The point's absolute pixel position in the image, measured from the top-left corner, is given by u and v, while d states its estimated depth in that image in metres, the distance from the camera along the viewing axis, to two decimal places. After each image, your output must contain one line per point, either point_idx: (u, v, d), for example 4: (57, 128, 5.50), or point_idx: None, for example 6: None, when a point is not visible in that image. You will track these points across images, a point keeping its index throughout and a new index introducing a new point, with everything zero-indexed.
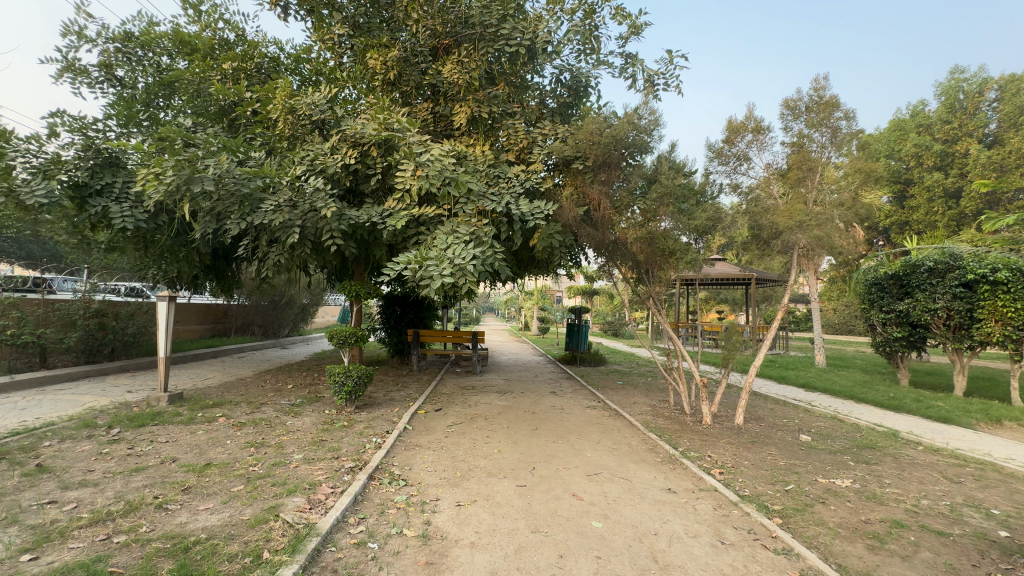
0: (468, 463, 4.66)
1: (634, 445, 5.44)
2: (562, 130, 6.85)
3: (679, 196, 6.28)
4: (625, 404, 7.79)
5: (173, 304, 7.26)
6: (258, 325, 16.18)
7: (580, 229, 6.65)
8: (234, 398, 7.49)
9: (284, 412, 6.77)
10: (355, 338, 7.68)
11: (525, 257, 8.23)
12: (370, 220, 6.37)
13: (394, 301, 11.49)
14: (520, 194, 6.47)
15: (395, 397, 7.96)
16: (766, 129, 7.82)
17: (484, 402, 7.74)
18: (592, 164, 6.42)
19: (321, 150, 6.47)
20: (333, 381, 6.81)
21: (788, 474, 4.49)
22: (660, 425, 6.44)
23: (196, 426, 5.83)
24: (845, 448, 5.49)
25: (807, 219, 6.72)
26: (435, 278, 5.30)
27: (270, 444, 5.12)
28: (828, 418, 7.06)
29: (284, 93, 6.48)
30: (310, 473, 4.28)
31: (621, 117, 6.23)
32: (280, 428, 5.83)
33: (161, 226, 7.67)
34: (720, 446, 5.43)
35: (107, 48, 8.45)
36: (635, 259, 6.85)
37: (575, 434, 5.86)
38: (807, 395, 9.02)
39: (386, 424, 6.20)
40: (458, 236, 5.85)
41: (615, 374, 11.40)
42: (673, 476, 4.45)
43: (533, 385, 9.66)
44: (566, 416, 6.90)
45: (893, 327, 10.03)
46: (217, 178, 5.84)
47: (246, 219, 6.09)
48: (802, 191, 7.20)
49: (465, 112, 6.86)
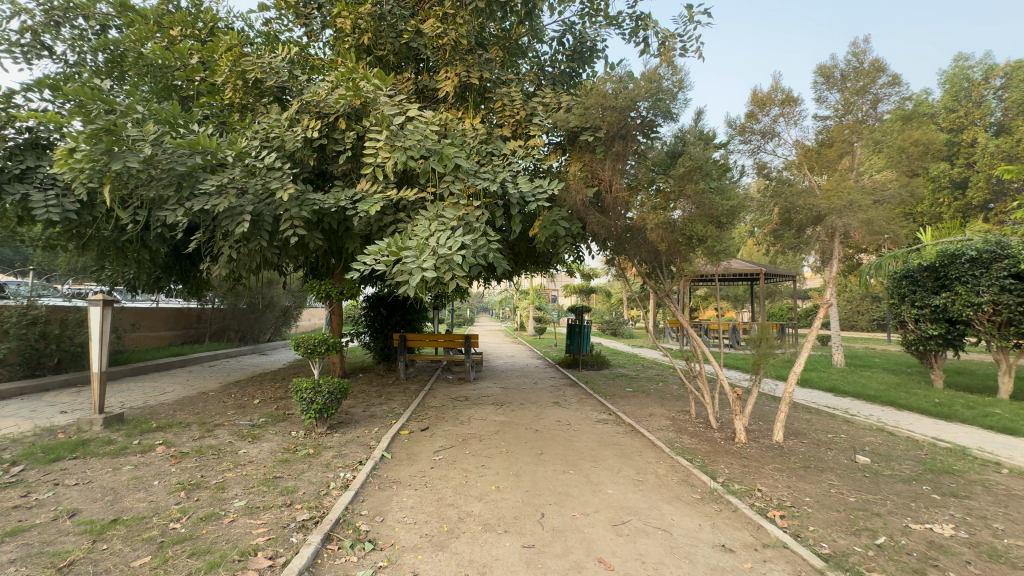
0: (458, 510, 3.63)
1: (663, 475, 4.44)
2: (566, 99, 5.82)
3: (709, 173, 5.28)
4: (641, 417, 6.79)
5: (110, 310, 6.13)
6: (235, 331, 15.19)
7: (588, 215, 5.67)
8: (186, 418, 6.39)
9: (240, 436, 5.68)
10: (327, 346, 6.54)
11: (523, 249, 7.24)
12: (338, 205, 5.33)
13: (380, 303, 10.45)
14: (519, 173, 5.49)
15: (376, 413, 6.88)
16: (796, 100, 6.83)
17: (478, 417, 6.67)
18: (604, 135, 5.43)
19: (278, 122, 5.43)
20: (299, 398, 5.71)
21: (869, 518, 3.51)
22: (688, 445, 5.42)
23: (124, 458, 4.74)
24: (918, 474, 4.52)
25: (858, 199, 5.70)
26: (414, 271, 4.20)
27: (209, 486, 4.06)
28: (876, 431, 6.11)
29: (230, 53, 5.43)
30: (246, 533, 3.21)
31: (639, 77, 5.18)
32: (227, 461, 4.75)
33: (97, 219, 6.53)
34: (768, 475, 4.44)
35: (35, 14, 7.34)
36: (653, 250, 5.88)
37: (589, 460, 4.85)
38: (839, 401, 8.05)
39: (361, 450, 5.13)
40: (443, 221, 4.82)
41: (622, 378, 10.37)
42: (723, 523, 3.44)
43: (534, 394, 8.61)
44: (575, 434, 5.88)
45: (927, 324, 9.17)
46: (148, 155, 4.76)
47: (185, 204, 5.00)
48: (845, 168, 6.19)
49: (452, 80, 5.86)
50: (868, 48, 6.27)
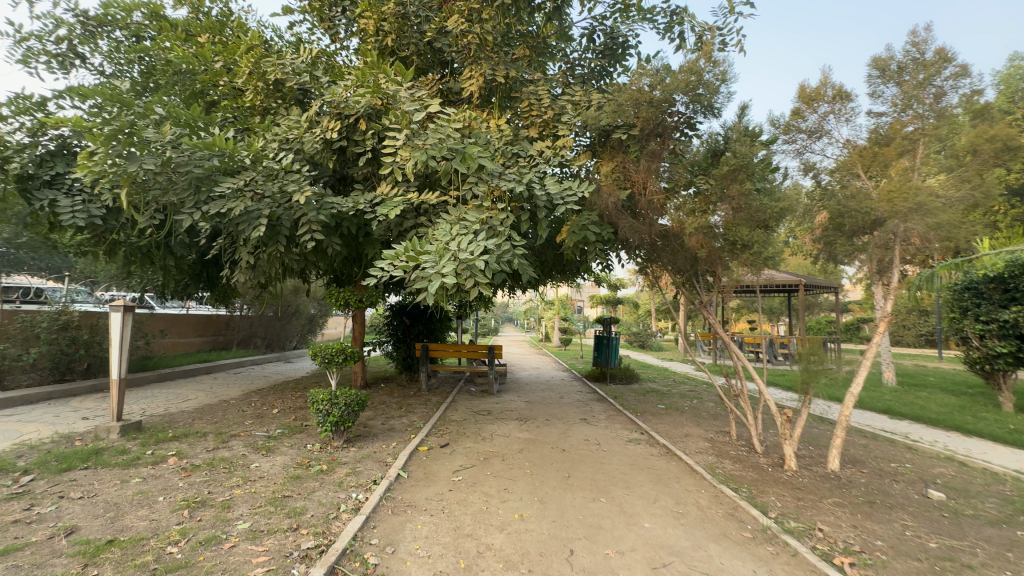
0: (477, 542, 3.27)
1: (706, 507, 3.97)
2: (596, 97, 5.51)
3: (754, 172, 4.84)
4: (676, 437, 6.28)
5: (130, 316, 6.06)
6: (261, 338, 15.26)
7: (619, 219, 5.29)
8: (203, 428, 6.26)
9: (254, 448, 5.47)
10: (345, 355, 6.30)
11: (549, 257, 6.90)
12: (356, 208, 5.12)
13: (402, 312, 10.25)
14: (545, 175, 5.17)
15: (395, 426, 6.60)
16: (847, 96, 6.34)
17: (501, 434, 6.30)
18: (638, 133, 5.08)
19: (297, 124, 5.29)
20: (315, 410, 5.48)
21: (959, 571, 2.98)
22: (732, 472, 4.91)
23: (135, 470, 4.58)
24: (1007, 516, 3.92)
25: (927, 201, 5.10)
26: (432, 277, 3.88)
27: (214, 504, 3.82)
28: (947, 461, 5.44)
29: (251, 55, 5.34)
30: (245, 563, 2.93)
31: (677, 71, 4.81)
32: (237, 475, 4.52)
33: (122, 225, 6.51)
34: (828, 511, 3.91)
35: (71, 25, 7.48)
36: (690, 258, 5.43)
37: (622, 486, 4.42)
38: (896, 424, 7.33)
39: (376, 468, 4.83)
40: (465, 225, 4.52)
41: (653, 394, 9.81)
42: (782, 571, 2.98)
43: (560, 409, 8.18)
44: (606, 455, 5.44)
45: (994, 341, 8.31)
46: (165, 158, 4.64)
47: (201, 208, 4.86)
48: (906, 167, 5.60)
49: (477, 78, 5.62)
50: (930, 38, 5.77)
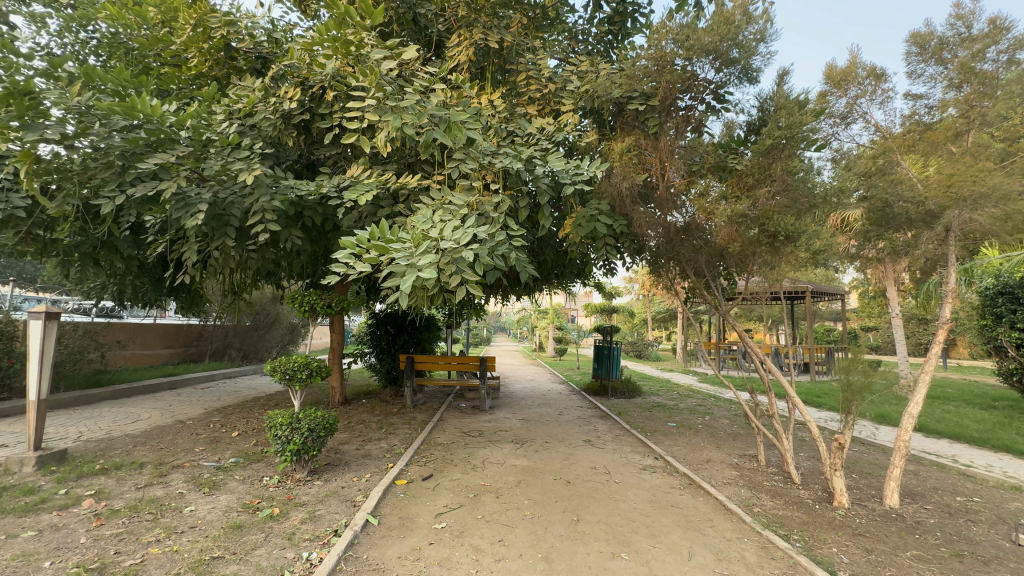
0: None
1: (756, 566, 3.11)
2: (604, 64, 4.76)
3: (794, 148, 4.08)
4: (697, 464, 5.43)
5: (55, 325, 5.10)
6: (237, 350, 14.26)
7: (636, 207, 4.49)
8: (141, 457, 5.29)
9: (196, 484, 4.52)
10: (310, 371, 5.35)
11: (550, 256, 6.09)
12: (320, 193, 4.27)
13: (387, 321, 9.36)
14: (548, 153, 4.36)
15: (371, 452, 5.67)
16: (885, 74, 5.65)
17: (495, 461, 5.41)
18: (658, 103, 4.31)
19: (251, 93, 4.46)
20: (272, 437, 4.53)
21: None
22: (774, 511, 4.04)
23: (33, 518, 3.63)
24: None
25: (997, 185, 4.33)
26: (406, 271, 3.00)
27: (116, 572, 2.89)
28: (1017, 493, 4.65)
29: (195, 11, 4.49)
30: None
31: (709, 27, 4.02)
32: (162, 525, 3.57)
33: (49, 220, 5.56)
34: (912, 571, 3.06)
35: None
36: (717, 255, 4.61)
37: (646, 534, 3.56)
38: (937, 445, 6.53)
39: (341, 511, 3.91)
40: (450, 210, 3.69)
41: (660, 410, 8.96)
42: None
43: (560, 429, 7.29)
44: (620, 488, 4.58)
45: None
46: (77, 127, 3.77)
47: (126, 191, 3.98)
48: (962, 149, 4.86)
49: (466, 45, 4.84)
50: (977, 10, 5.41)
